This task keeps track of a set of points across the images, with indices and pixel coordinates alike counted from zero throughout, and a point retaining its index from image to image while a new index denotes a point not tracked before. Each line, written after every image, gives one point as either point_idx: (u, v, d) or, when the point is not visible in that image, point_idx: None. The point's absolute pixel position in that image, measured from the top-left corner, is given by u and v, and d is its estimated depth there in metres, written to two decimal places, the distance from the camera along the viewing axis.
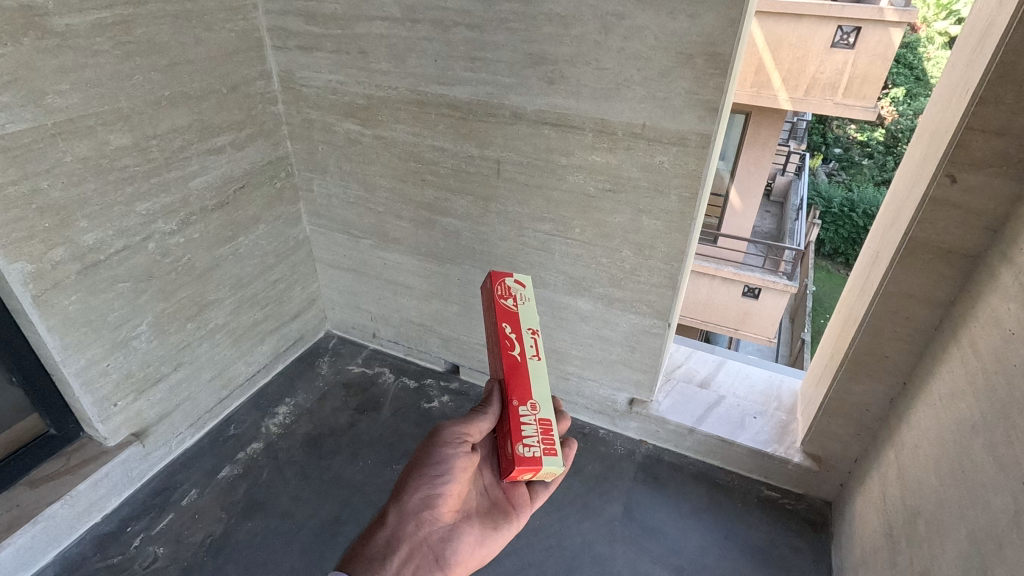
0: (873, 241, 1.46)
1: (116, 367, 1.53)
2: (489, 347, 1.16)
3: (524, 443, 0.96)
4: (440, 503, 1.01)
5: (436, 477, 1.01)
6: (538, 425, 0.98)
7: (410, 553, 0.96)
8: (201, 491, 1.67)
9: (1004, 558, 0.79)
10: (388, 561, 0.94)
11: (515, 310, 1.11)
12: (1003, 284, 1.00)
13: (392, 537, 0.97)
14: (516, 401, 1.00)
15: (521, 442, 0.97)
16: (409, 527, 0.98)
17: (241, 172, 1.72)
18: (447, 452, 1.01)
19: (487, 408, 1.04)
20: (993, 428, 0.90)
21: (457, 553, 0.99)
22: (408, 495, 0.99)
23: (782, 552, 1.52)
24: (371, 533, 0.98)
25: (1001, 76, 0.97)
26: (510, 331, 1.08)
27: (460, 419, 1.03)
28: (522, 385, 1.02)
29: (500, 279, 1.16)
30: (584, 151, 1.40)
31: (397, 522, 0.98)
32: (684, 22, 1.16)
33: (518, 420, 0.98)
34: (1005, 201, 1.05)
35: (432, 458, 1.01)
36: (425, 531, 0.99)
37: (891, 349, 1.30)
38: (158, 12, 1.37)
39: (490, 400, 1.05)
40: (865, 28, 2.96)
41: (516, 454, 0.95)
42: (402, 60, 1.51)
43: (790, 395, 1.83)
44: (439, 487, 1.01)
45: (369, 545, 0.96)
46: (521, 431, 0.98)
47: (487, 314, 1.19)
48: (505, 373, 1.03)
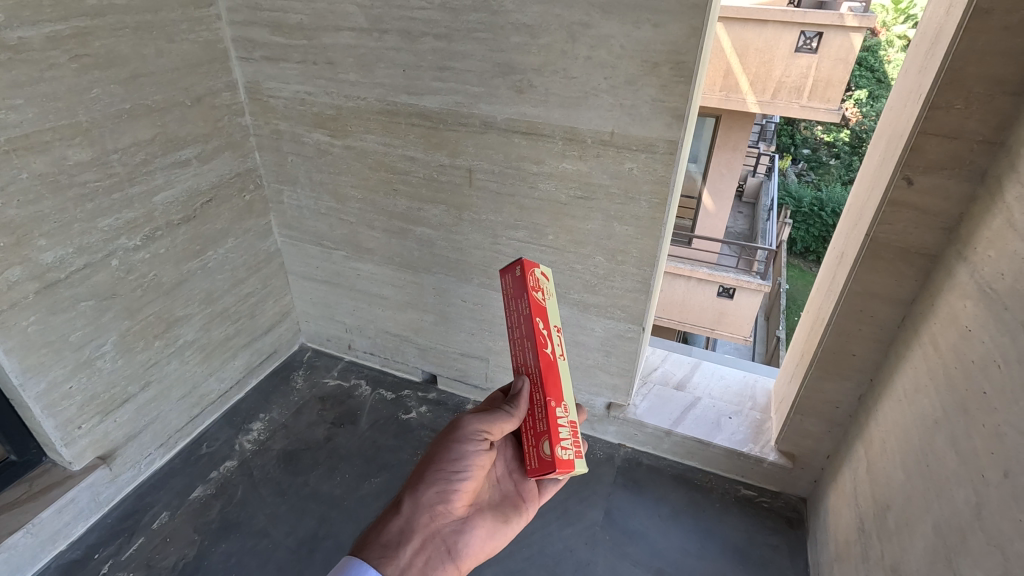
0: (838, 241, 1.50)
1: (81, 389, 1.48)
2: (508, 336, 1.03)
3: (562, 446, 0.94)
4: (454, 496, 1.00)
5: (453, 471, 0.99)
6: (570, 426, 0.98)
7: (423, 544, 0.96)
8: (172, 513, 1.63)
9: (967, 549, 0.82)
10: (402, 550, 0.94)
11: (545, 305, 1.01)
12: (959, 282, 1.04)
13: (406, 527, 0.96)
14: (552, 402, 0.95)
15: (557, 444, 0.94)
16: (423, 518, 0.97)
17: (208, 185, 1.69)
18: (465, 448, 0.98)
19: (514, 409, 0.98)
20: (954, 422, 0.93)
21: (468, 547, 0.99)
22: (424, 486, 0.98)
23: (759, 550, 1.54)
24: (384, 519, 0.97)
25: (950, 83, 1.00)
26: (544, 328, 0.98)
27: (482, 415, 0.98)
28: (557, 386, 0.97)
29: (529, 267, 1.02)
30: (555, 159, 1.41)
31: (412, 511, 0.97)
32: (648, 31, 1.18)
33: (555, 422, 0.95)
34: (960, 202, 1.09)
35: (450, 450, 0.99)
36: (438, 523, 0.98)
37: (859, 348, 1.33)
38: (117, 23, 1.34)
39: (519, 398, 0.99)
40: (827, 33, 3.01)
41: (556, 456, 0.92)
42: (370, 70, 1.50)
43: (765, 394, 1.86)
44: (455, 480, 0.99)
45: (383, 532, 0.96)
46: (558, 433, 0.95)
47: (504, 301, 1.04)
48: (543, 374, 0.96)
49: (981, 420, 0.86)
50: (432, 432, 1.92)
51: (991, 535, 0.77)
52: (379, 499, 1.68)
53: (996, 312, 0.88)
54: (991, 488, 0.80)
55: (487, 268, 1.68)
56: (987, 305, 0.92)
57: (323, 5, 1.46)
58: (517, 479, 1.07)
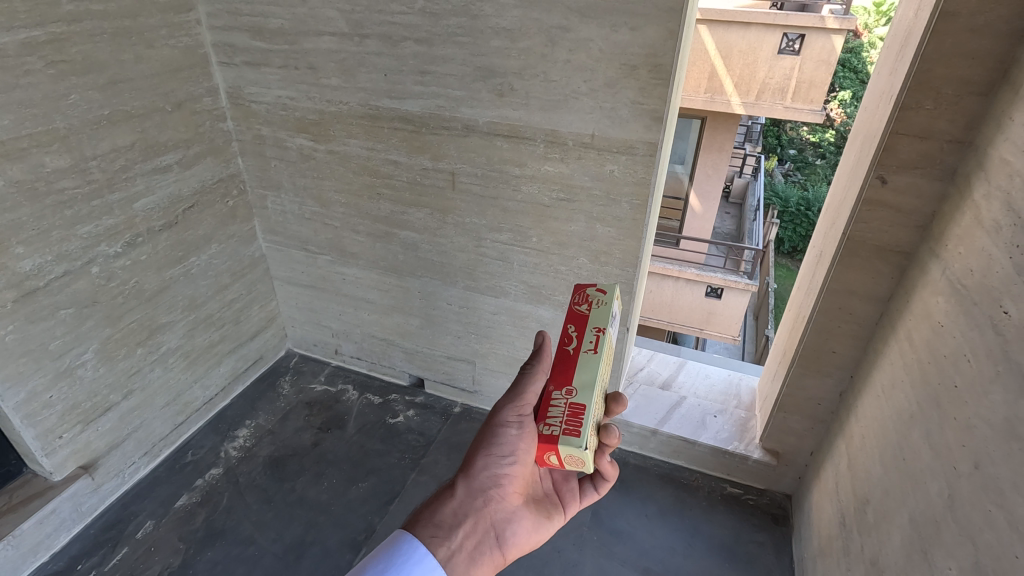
0: (817, 240, 1.52)
1: (61, 398, 1.46)
2: None
3: (546, 422, 0.86)
4: (506, 483, 0.94)
5: (504, 456, 0.92)
6: (568, 408, 0.86)
7: (475, 530, 0.90)
8: (157, 522, 1.61)
9: (941, 541, 0.83)
10: (455, 533, 0.88)
11: (587, 313, 0.97)
12: (932, 278, 1.06)
13: (460, 510, 0.90)
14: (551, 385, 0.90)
15: (544, 421, 0.86)
16: (477, 502, 0.92)
17: (190, 192, 1.68)
18: (512, 429, 0.91)
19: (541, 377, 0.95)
20: (928, 416, 0.95)
21: (517, 538, 0.94)
22: (477, 470, 0.93)
23: (745, 547, 1.55)
24: (437, 502, 0.92)
25: (920, 83, 1.02)
26: (573, 330, 0.95)
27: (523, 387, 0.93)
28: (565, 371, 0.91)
29: (582, 288, 1.03)
30: (537, 162, 1.42)
31: (465, 495, 0.92)
32: (626, 35, 1.19)
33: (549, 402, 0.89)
34: (932, 200, 1.11)
35: (500, 435, 0.91)
36: (490, 510, 0.92)
37: (839, 345, 1.35)
38: (94, 29, 1.33)
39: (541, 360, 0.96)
40: (809, 35, 3.04)
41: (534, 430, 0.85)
42: (352, 75, 1.50)
43: (749, 392, 1.88)
44: (509, 466, 0.93)
45: (434, 513, 0.90)
46: (548, 410, 0.87)
47: None
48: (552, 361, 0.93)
49: (953, 414, 0.87)
50: (419, 436, 1.91)
51: (962, 526, 0.79)
52: (366, 504, 1.68)
53: (967, 308, 0.90)
54: (962, 480, 0.81)
55: (472, 271, 1.69)
56: (958, 300, 0.94)
57: (303, 10, 1.46)
58: (558, 478, 1.08)
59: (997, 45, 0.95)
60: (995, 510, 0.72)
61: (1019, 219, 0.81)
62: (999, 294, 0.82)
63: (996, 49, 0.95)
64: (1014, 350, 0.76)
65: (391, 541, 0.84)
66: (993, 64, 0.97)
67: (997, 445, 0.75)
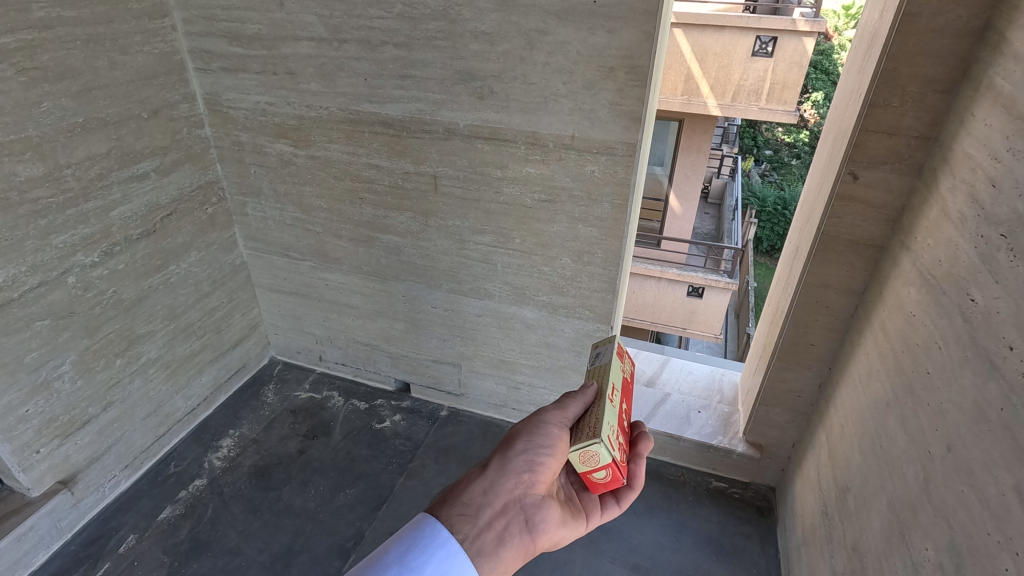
0: (793, 235, 1.55)
1: (38, 412, 1.43)
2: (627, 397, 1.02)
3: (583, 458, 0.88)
4: (539, 474, 0.87)
5: (538, 445, 0.87)
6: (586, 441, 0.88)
7: (500, 510, 0.84)
8: (140, 536, 1.58)
9: (919, 523, 0.86)
10: (483, 511, 0.83)
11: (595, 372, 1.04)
12: (904, 270, 1.09)
13: (490, 488, 0.85)
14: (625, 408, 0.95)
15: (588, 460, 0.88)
16: (508, 484, 0.86)
17: (168, 199, 1.66)
18: (552, 427, 0.88)
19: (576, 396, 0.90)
20: (903, 403, 0.98)
21: (542, 529, 0.86)
22: (513, 452, 0.87)
23: (731, 539, 1.58)
24: (467, 479, 0.87)
25: (885, 82, 1.06)
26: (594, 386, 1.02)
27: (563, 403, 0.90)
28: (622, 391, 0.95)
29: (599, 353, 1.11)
30: (518, 164, 1.44)
31: (496, 473, 0.87)
32: (603, 37, 1.21)
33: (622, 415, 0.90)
34: (901, 194, 1.15)
35: (539, 427, 0.88)
36: (519, 497, 0.86)
37: (817, 338, 1.38)
38: (66, 36, 1.31)
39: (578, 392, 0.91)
40: (781, 37, 3.10)
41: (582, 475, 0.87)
42: (331, 80, 1.50)
43: (731, 387, 1.91)
44: (545, 454, 0.87)
45: (465, 487, 0.86)
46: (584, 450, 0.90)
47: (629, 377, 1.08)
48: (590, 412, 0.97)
49: (926, 400, 0.90)
50: (406, 440, 1.91)
51: (937, 507, 0.81)
52: (354, 510, 1.67)
53: (936, 297, 0.93)
54: (936, 463, 0.84)
55: (456, 274, 1.69)
56: (928, 289, 0.97)
57: (280, 15, 1.45)
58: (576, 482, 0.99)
59: (958, 44, 0.99)
60: (967, 490, 0.75)
61: (983, 210, 0.84)
62: (966, 283, 0.85)
63: (957, 48, 0.99)
64: (980, 336, 0.79)
65: (415, 522, 0.80)
66: (954, 63, 1.01)
67: (967, 428, 0.78)
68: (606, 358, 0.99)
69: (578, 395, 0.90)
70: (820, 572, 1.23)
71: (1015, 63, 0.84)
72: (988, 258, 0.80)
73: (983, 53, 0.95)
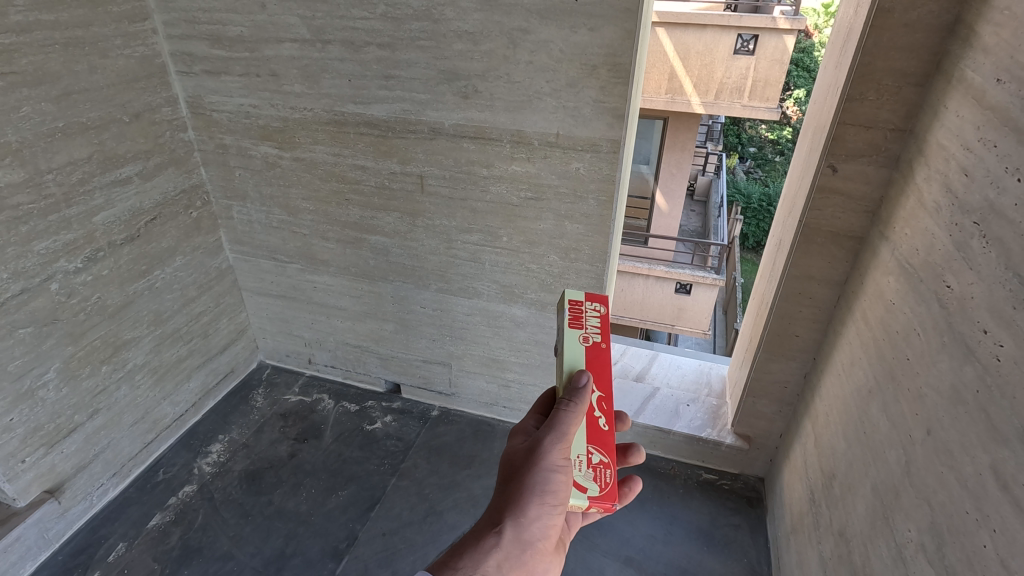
0: (776, 229, 1.57)
1: (22, 420, 1.41)
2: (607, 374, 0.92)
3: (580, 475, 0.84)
4: (552, 532, 0.75)
5: (553, 497, 0.74)
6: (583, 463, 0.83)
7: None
8: (129, 544, 1.57)
9: (901, 506, 0.88)
10: None
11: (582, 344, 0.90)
12: (883, 259, 1.12)
13: (504, 564, 0.70)
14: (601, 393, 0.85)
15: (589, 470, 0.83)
16: (522, 554, 0.71)
17: (152, 204, 1.65)
18: (562, 473, 0.76)
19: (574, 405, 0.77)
20: (884, 389, 1.00)
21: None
22: (529, 514, 0.73)
23: (722, 530, 1.60)
24: (476, 555, 0.69)
25: (861, 76, 1.08)
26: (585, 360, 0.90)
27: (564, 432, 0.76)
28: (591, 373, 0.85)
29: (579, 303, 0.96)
30: (504, 162, 1.44)
31: (513, 545, 0.71)
32: (585, 35, 1.22)
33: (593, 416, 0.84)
34: (879, 185, 1.17)
35: (548, 474, 0.74)
36: (538, 567, 0.73)
37: (801, 329, 1.41)
38: (44, 40, 1.30)
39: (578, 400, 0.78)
40: (762, 36, 3.14)
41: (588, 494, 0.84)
42: (316, 81, 1.50)
43: (719, 380, 1.93)
44: (556, 507, 0.75)
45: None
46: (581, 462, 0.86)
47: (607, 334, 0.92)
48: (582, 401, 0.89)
49: (907, 385, 0.92)
50: (398, 441, 1.91)
51: (919, 489, 0.83)
52: (347, 512, 1.67)
53: (914, 285, 0.96)
54: (916, 447, 0.86)
55: (444, 273, 1.70)
56: (906, 278, 0.99)
57: (262, 17, 1.45)
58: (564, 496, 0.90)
59: (930, 38, 1.01)
60: (946, 471, 0.77)
61: (957, 199, 0.86)
62: (942, 270, 0.88)
63: (929, 42, 1.02)
64: (956, 321, 0.81)
65: None
66: (927, 57, 1.03)
67: (945, 411, 0.80)
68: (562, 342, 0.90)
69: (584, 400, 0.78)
70: (808, 558, 1.25)
71: (985, 56, 0.86)
72: (962, 246, 0.83)
73: (954, 47, 0.98)
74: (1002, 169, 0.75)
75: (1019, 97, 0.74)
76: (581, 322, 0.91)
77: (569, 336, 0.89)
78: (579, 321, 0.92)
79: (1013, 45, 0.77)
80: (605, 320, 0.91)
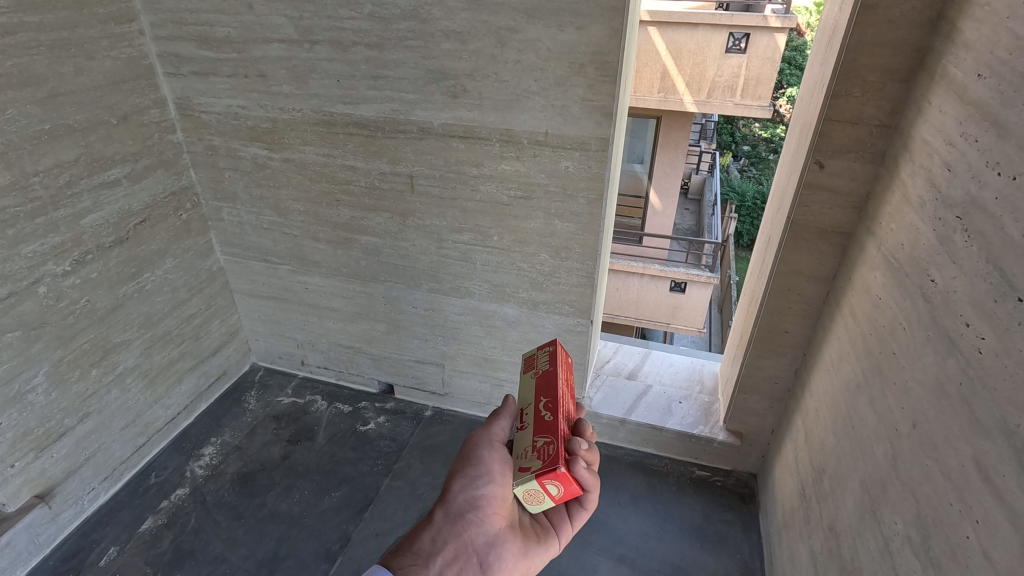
0: (765, 226, 1.58)
1: (11, 425, 1.41)
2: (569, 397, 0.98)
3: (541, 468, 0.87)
4: (486, 504, 0.90)
5: (481, 477, 0.90)
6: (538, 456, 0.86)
7: (454, 556, 0.85)
8: (121, 548, 1.56)
9: (888, 499, 0.88)
10: (433, 558, 0.84)
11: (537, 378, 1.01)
12: (870, 254, 1.12)
13: (438, 535, 0.87)
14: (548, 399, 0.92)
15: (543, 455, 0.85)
16: (456, 525, 0.87)
17: (141, 206, 1.64)
18: (485, 454, 0.92)
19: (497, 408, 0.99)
20: (871, 384, 1.01)
21: (501, 566, 0.86)
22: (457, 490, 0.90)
23: (715, 527, 1.61)
24: (417, 531, 0.89)
25: (846, 73, 1.09)
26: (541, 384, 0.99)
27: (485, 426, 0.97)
28: (537, 392, 0.95)
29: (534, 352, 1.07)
30: (493, 162, 1.44)
31: (444, 520, 0.88)
32: (572, 34, 1.22)
33: (539, 415, 0.90)
34: (865, 181, 1.18)
35: (471, 456, 0.92)
36: (475, 532, 0.87)
37: (791, 325, 1.41)
38: (29, 41, 1.29)
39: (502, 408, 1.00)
40: (755, 34, 3.14)
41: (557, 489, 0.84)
42: (304, 82, 1.49)
43: (711, 377, 1.94)
44: (484, 481, 0.90)
45: (412, 542, 0.86)
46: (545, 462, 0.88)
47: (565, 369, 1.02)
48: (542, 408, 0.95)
49: (893, 379, 0.93)
50: (391, 442, 1.91)
51: (905, 482, 0.84)
52: (340, 513, 1.66)
53: (900, 279, 0.96)
54: (902, 440, 0.87)
55: (436, 273, 1.70)
56: (893, 272, 1.00)
57: (250, 18, 1.45)
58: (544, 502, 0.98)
59: (914, 34, 1.02)
60: (931, 464, 0.77)
61: (940, 193, 0.87)
62: (926, 265, 0.88)
63: (912, 39, 1.02)
64: (940, 315, 0.82)
65: None
66: (911, 52, 1.04)
67: (930, 404, 0.80)
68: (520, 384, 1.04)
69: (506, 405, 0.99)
70: (799, 553, 1.26)
71: (966, 52, 0.87)
72: (946, 240, 0.83)
73: (937, 42, 0.99)
74: (983, 163, 0.76)
75: (999, 92, 0.74)
76: (532, 364, 1.03)
77: (523, 378, 1.02)
78: (531, 364, 1.04)
79: (993, 41, 0.78)
80: (552, 352, 1.02)
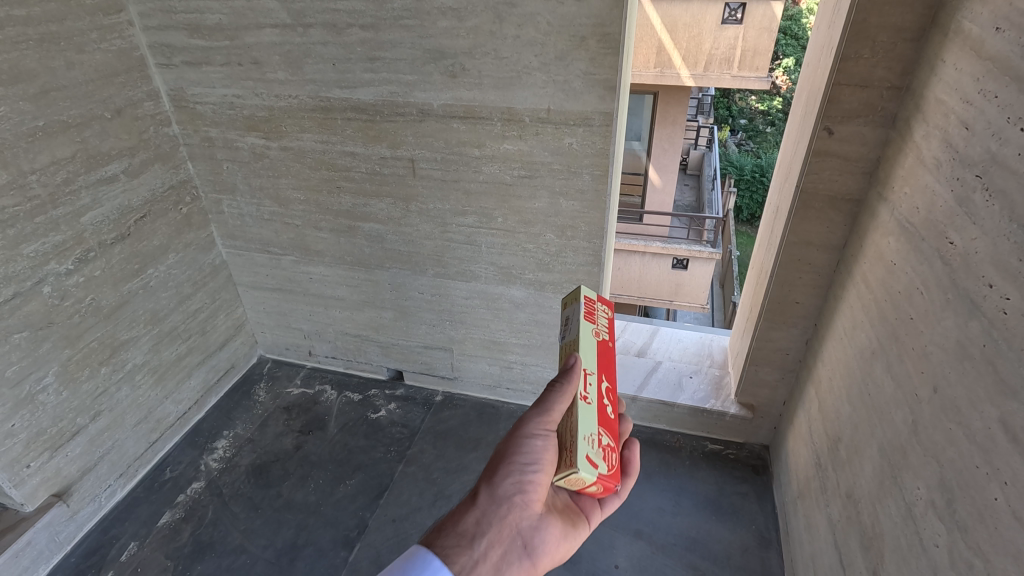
0: (773, 195, 1.56)
1: (24, 426, 1.41)
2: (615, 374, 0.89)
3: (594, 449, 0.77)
4: (533, 491, 0.83)
5: (533, 461, 0.81)
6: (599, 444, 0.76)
7: (498, 540, 0.82)
8: (141, 543, 1.57)
9: (910, 465, 0.88)
10: (478, 542, 0.81)
11: (602, 341, 0.89)
12: (883, 220, 1.10)
13: (482, 518, 0.82)
14: (608, 384, 0.86)
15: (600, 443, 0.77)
16: (501, 510, 0.83)
17: (141, 201, 1.62)
18: (540, 440, 0.81)
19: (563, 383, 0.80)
20: (887, 350, 1.00)
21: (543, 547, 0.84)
22: (499, 478, 0.83)
23: (730, 499, 1.61)
24: (459, 510, 0.84)
25: (856, 34, 1.06)
26: (601, 339, 0.89)
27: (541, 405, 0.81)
28: (601, 363, 0.86)
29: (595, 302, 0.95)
30: (495, 141, 1.42)
31: (488, 503, 0.83)
32: (572, 6, 1.19)
33: (603, 404, 0.83)
34: (876, 146, 1.16)
35: (523, 442, 0.81)
36: (519, 515, 0.83)
37: (800, 295, 1.40)
38: (18, 36, 1.26)
39: (568, 372, 0.80)
40: (750, 3, 3.06)
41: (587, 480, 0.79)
42: (298, 67, 1.46)
43: (721, 351, 1.93)
44: (533, 472, 0.82)
45: (456, 522, 0.83)
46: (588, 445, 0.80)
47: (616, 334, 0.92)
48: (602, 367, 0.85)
49: (911, 344, 0.92)
50: (403, 428, 1.91)
51: (927, 447, 0.83)
52: (356, 500, 1.67)
53: (915, 244, 0.95)
54: (923, 405, 0.86)
55: (441, 258, 1.68)
56: (907, 237, 0.98)
57: (241, 3, 1.41)
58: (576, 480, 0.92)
59: None
60: (954, 428, 0.77)
61: (957, 153, 0.85)
62: (944, 227, 0.87)
63: None
64: (961, 278, 0.80)
65: (412, 553, 0.78)
66: (922, 10, 1.01)
67: (951, 367, 0.79)
68: (575, 330, 0.90)
69: (564, 378, 0.80)
70: (816, 522, 1.26)
71: (982, 5, 0.84)
72: (965, 201, 0.82)
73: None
74: (1004, 119, 0.74)
75: (1020, 45, 0.72)
76: (595, 317, 0.91)
77: (584, 325, 0.88)
78: (593, 315, 0.92)
79: None
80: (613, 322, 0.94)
